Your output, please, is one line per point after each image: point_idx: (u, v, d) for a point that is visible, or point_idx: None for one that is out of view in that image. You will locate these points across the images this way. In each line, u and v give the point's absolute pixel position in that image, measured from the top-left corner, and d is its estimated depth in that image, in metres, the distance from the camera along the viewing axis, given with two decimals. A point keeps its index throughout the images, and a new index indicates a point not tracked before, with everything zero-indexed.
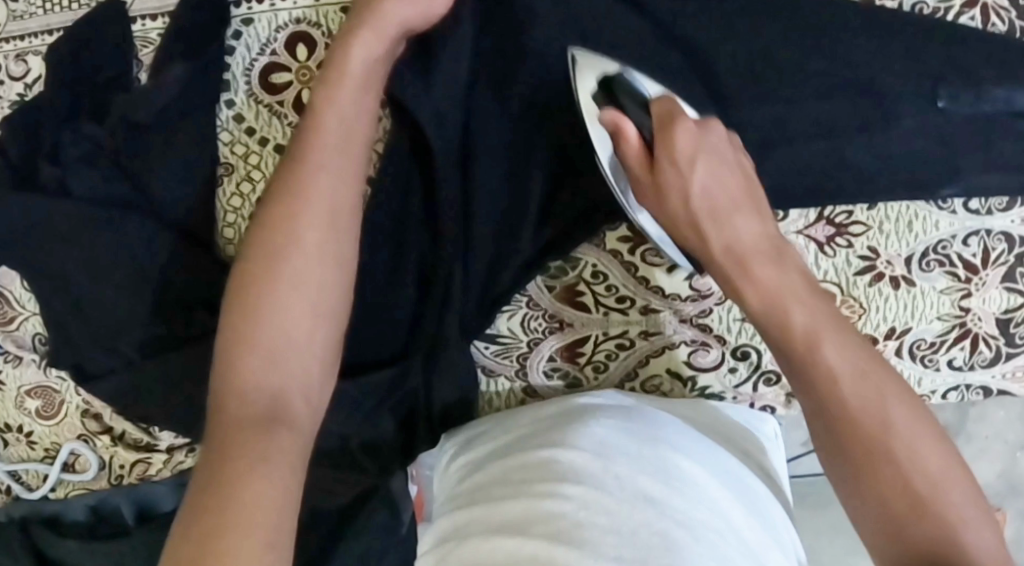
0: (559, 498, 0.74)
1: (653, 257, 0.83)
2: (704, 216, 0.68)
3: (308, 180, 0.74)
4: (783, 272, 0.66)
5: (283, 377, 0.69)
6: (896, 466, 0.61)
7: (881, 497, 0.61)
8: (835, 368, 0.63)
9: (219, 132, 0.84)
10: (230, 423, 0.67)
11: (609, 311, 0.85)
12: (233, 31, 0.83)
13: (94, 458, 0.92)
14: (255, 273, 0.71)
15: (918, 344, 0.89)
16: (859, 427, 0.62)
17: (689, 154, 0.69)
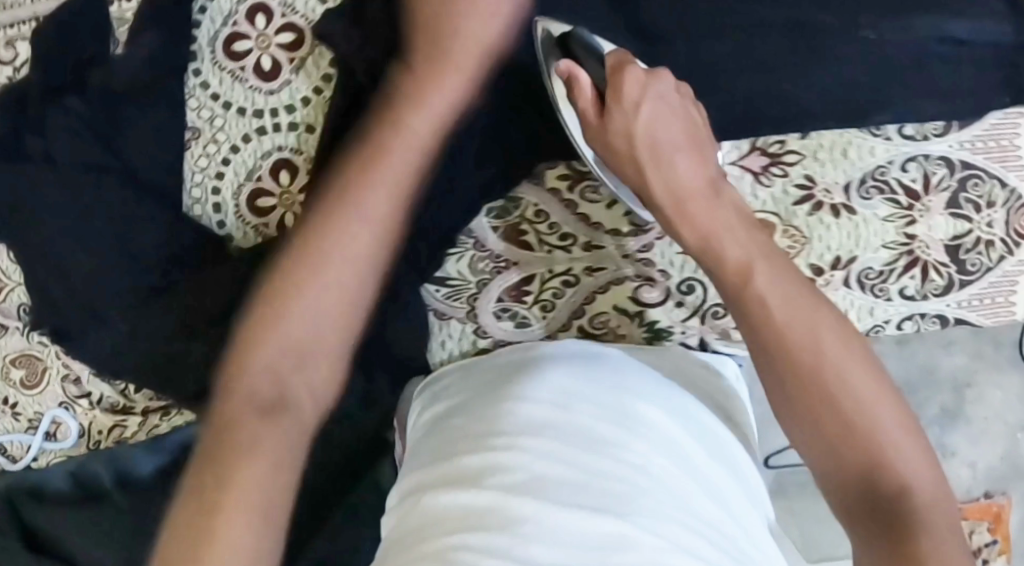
0: (514, 448, 0.75)
1: (591, 194, 0.87)
2: (643, 150, 0.75)
3: (391, 166, 0.74)
4: (720, 212, 0.74)
5: (294, 379, 0.69)
6: (828, 396, 0.68)
7: (828, 439, 0.68)
8: (767, 298, 0.71)
9: (189, 99, 0.90)
10: (238, 411, 0.67)
11: (553, 249, 0.88)
12: (199, 6, 0.90)
13: (74, 425, 0.95)
14: (329, 253, 0.71)
15: (866, 273, 0.91)
16: (784, 340, 0.70)
17: (637, 98, 0.75)
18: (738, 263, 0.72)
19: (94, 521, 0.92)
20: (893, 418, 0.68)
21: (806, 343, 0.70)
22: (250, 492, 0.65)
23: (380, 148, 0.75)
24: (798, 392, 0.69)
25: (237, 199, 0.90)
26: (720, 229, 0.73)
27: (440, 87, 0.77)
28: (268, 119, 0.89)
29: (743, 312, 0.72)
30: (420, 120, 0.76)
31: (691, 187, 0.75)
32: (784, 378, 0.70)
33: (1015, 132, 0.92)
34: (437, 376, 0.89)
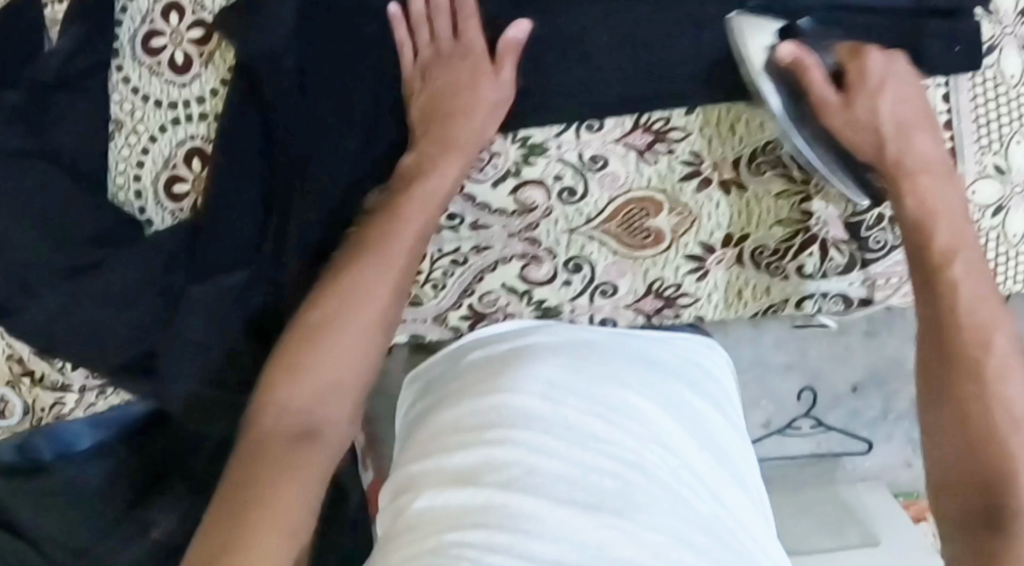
0: (509, 443, 0.78)
1: (476, 173, 0.90)
2: (891, 132, 0.83)
3: (394, 244, 0.82)
4: (947, 195, 0.82)
5: (322, 407, 0.75)
6: (991, 416, 0.73)
7: (969, 447, 0.73)
8: (959, 283, 0.78)
9: (112, 93, 0.96)
10: (265, 440, 0.72)
11: (441, 229, 0.91)
12: (120, 6, 0.96)
13: (19, 402, 1.01)
14: (310, 323, 0.78)
15: (760, 252, 0.91)
16: (958, 348, 0.76)
17: (880, 81, 0.83)
18: (946, 249, 0.80)
19: (37, 491, 0.97)
20: (1016, 438, 0.72)
21: (978, 351, 0.76)
22: (284, 516, 0.68)
23: (405, 225, 0.82)
24: (943, 381, 0.76)
25: (156, 186, 0.96)
26: (923, 192, 0.82)
27: (438, 165, 0.85)
28: (182, 110, 0.95)
29: (927, 282, 0.79)
30: (427, 186, 0.84)
31: (926, 160, 0.83)
32: (944, 366, 0.76)
33: None
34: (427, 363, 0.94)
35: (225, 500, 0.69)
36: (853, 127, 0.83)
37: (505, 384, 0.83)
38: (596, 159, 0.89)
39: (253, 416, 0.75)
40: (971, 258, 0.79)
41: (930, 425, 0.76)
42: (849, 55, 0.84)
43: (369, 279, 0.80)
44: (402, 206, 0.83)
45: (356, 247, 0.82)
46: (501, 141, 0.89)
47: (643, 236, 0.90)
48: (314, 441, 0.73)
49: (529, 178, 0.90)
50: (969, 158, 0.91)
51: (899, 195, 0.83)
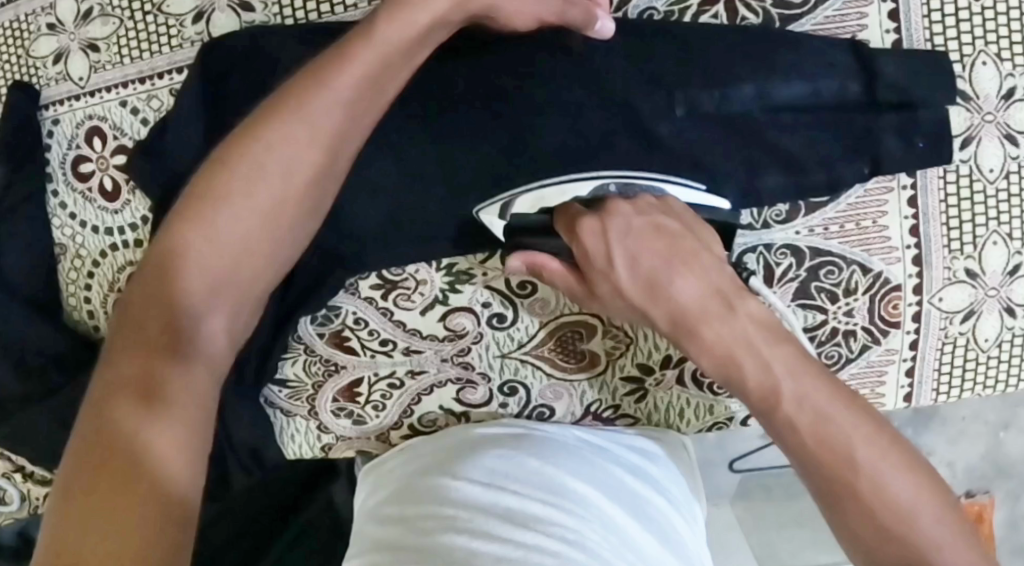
0: (448, 528, 0.78)
1: (404, 300, 0.88)
2: (644, 294, 0.75)
3: (318, 108, 0.77)
4: (739, 329, 0.73)
5: (202, 252, 0.74)
6: (879, 513, 0.66)
7: (877, 545, 0.66)
8: (797, 415, 0.69)
9: (52, 218, 0.96)
10: (151, 318, 0.72)
11: (376, 354, 0.90)
12: (48, 131, 0.95)
13: (15, 493, 1.04)
14: (210, 178, 0.76)
15: (702, 372, 0.86)
16: (820, 457, 0.68)
17: (603, 254, 0.75)
18: (763, 387, 0.71)
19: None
20: (921, 517, 0.65)
21: (846, 453, 0.67)
22: (161, 446, 0.66)
23: (310, 111, 0.77)
24: (835, 498, 0.67)
25: (106, 309, 0.97)
26: (733, 340, 0.72)
27: (317, 93, 0.77)
28: (117, 237, 0.95)
29: (772, 422, 0.70)
30: (317, 109, 0.77)
31: (709, 307, 0.74)
32: (824, 482, 0.68)
33: (881, 210, 0.82)
34: (379, 459, 0.93)
35: (91, 419, 0.67)
36: (630, 303, 0.76)
37: (454, 473, 0.84)
38: (523, 285, 0.86)
39: (154, 272, 0.74)
40: (798, 378, 0.70)
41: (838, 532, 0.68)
42: (565, 230, 0.77)
43: (246, 170, 0.76)
44: (327, 81, 0.77)
45: (234, 145, 0.77)
46: (426, 269, 0.87)
47: (578, 359, 0.87)
48: (191, 347, 0.72)
49: (457, 305, 0.87)
50: (938, 264, 0.83)
51: (709, 349, 0.73)
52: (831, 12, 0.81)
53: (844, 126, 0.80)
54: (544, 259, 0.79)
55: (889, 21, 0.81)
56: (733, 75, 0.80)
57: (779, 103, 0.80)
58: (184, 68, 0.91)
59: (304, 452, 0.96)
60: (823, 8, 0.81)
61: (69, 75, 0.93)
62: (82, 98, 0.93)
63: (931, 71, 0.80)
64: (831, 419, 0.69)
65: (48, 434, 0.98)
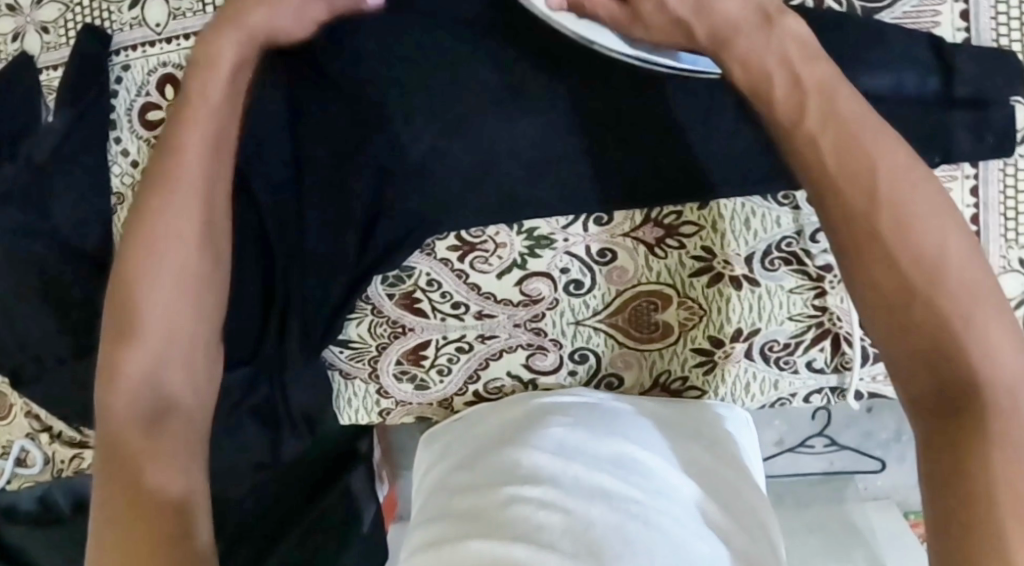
0: (517, 498, 0.79)
1: (482, 263, 0.88)
2: (689, 7, 0.72)
3: (199, 91, 0.80)
4: (768, 44, 0.71)
5: (161, 257, 0.75)
6: (945, 329, 0.62)
7: (927, 369, 0.63)
8: (880, 181, 0.66)
9: (111, 165, 0.94)
10: (118, 332, 0.73)
11: (446, 317, 0.90)
12: (115, 77, 0.93)
13: (40, 454, 1.00)
14: (157, 185, 0.78)
15: (771, 345, 0.89)
16: (898, 257, 0.64)
17: None
18: (799, 103, 0.69)
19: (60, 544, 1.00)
20: (992, 352, 0.62)
21: (929, 270, 0.64)
22: (173, 460, 0.69)
23: (203, 98, 0.80)
24: (898, 307, 0.64)
25: None
26: (767, 51, 0.70)
27: (203, 89, 0.80)
28: None
29: (827, 196, 0.67)
30: (207, 93, 0.80)
31: (798, 50, 0.70)
32: (896, 289, 0.64)
33: (946, 198, 0.87)
34: (442, 425, 0.94)
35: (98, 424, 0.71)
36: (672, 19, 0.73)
37: (522, 442, 0.85)
38: (604, 252, 0.87)
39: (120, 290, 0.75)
40: (892, 154, 0.66)
41: (882, 336, 0.65)
42: None
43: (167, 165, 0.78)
44: (219, 69, 0.80)
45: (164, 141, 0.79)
46: (506, 233, 0.87)
47: (651, 329, 0.89)
48: (161, 353, 0.72)
49: (535, 270, 0.88)
50: (994, 252, 0.88)
51: (848, 177, 0.66)
52: (909, 8, 0.85)
53: (916, 117, 0.85)
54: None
55: (960, 21, 0.85)
56: None
57: (861, 91, 0.84)
58: None
59: (359, 417, 0.96)
60: (901, 3, 0.85)
61: (146, 20, 0.92)
62: (157, 44, 0.92)
63: (1002, 70, 0.84)
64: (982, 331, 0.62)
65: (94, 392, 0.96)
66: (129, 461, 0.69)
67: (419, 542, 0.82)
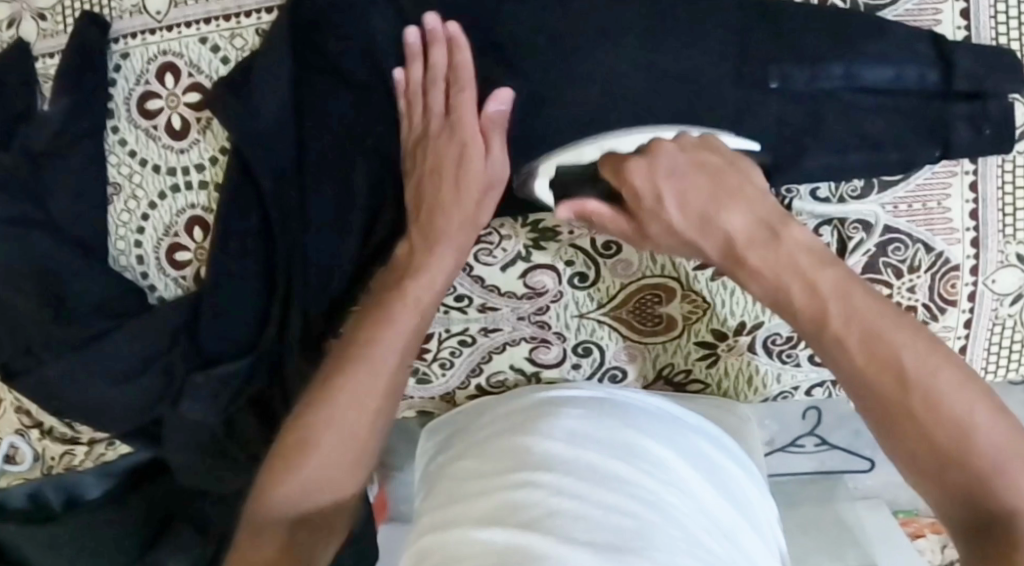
0: (529, 484, 0.80)
1: (486, 255, 0.88)
2: (697, 222, 0.75)
3: (411, 297, 0.82)
4: (780, 258, 0.72)
5: (366, 381, 0.81)
6: (944, 441, 0.65)
7: (944, 474, 0.65)
8: (878, 341, 0.68)
9: (110, 156, 0.94)
10: (296, 447, 0.81)
11: (449, 310, 0.90)
12: (114, 65, 0.93)
13: (29, 450, 1.01)
14: (372, 335, 0.82)
15: (773, 339, 0.89)
16: (904, 384, 0.67)
17: (652, 192, 0.76)
18: (814, 311, 0.70)
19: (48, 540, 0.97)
20: (1000, 450, 0.64)
21: (921, 380, 0.66)
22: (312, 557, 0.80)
23: (409, 290, 0.83)
24: (910, 430, 0.66)
25: (157, 253, 0.95)
26: (778, 267, 0.72)
27: (429, 278, 0.83)
28: (181, 176, 0.93)
29: (829, 349, 0.70)
30: (432, 284, 0.83)
31: (804, 254, 0.71)
32: (899, 427, 0.67)
33: (945, 193, 0.88)
34: (445, 417, 0.94)
35: (261, 519, 0.80)
36: (681, 239, 0.76)
37: (534, 429, 0.85)
38: (608, 245, 0.87)
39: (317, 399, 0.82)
40: (872, 303, 0.69)
41: (896, 455, 0.67)
42: (614, 177, 0.78)
43: (381, 352, 0.82)
44: (451, 214, 0.83)
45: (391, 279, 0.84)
46: (510, 225, 0.87)
47: (655, 322, 0.89)
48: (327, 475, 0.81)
49: (540, 262, 0.88)
50: (992, 247, 0.89)
51: (842, 336, 0.69)
52: (909, 6, 0.87)
53: (916, 111, 0.85)
54: (590, 205, 0.79)
55: (961, 18, 0.86)
56: (823, 56, 0.84)
57: (863, 87, 0.85)
58: (274, 8, 0.89)
59: None
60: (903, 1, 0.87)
61: (146, 8, 0.91)
62: (157, 32, 0.91)
63: (1001, 66, 0.84)
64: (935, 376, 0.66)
65: (85, 387, 0.94)
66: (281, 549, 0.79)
67: (427, 529, 0.82)
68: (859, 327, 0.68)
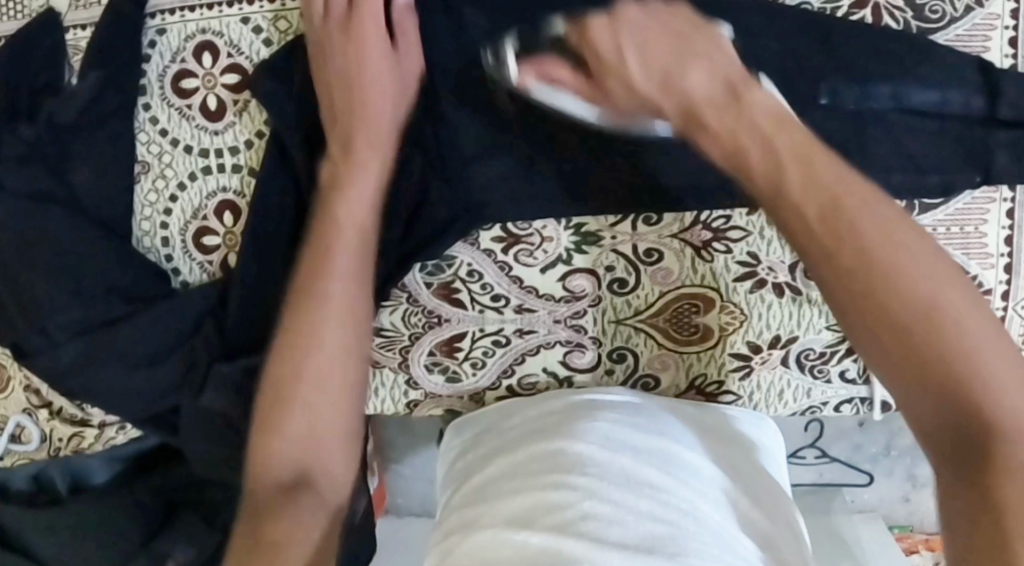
0: (563, 487, 0.79)
1: (525, 256, 0.87)
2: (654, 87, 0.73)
3: (336, 238, 0.82)
4: (741, 118, 0.71)
5: (321, 333, 0.81)
6: (930, 347, 0.63)
7: (920, 387, 0.63)
8: (853, 224, 0.66)
9: (138, 133, 0.91)
10: (266, 415, 0.80)
11: (484, 309, 0.89)
12: (149, 41, 0.90)
13: (36, 431, 0.98)
14: (308, 289, 0.82)
15: (806, 354, 0.90)
16: (866, 264, 0.65)
17: (613, 48, 0.74)
18: (763, 163, 0.70)
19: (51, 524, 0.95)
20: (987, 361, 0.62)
21: (906, 273, 0.65)
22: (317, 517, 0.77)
23: (337, 228, 0.82)
24: (883, 329, 0.65)
25: (184, 236, 0.92)
26: (740, 128, 0.71)
27: (344, 224, 0.82)
28: (213, 159, 0.90)
29: (780, 213, 0.69)
30: (345, 239, 0.82)
31: (766, 115, 0.71)
32: (881, 328, 0.65)
33: (983, 218, 0.88)
34: (476, 414, 0.93)
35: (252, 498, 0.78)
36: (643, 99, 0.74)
37: (568, 430, 0.84)
38: (650, 252, 0.87)
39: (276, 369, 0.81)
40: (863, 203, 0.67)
41: (872, 354, 0.66)
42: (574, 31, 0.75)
43: (321, 301, 0.81)
44: (354, 152, 0.83)
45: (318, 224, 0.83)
46: (553, 227, 0.86)
47: (691, 331, 0.89)
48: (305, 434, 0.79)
49: (580, 266, 0.87)
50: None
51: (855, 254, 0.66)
52: (960, 32, 0.86)
53: (962, 135, 0.86)
54: (550, 68, 0.77)
55: (1009, 46, 0.86)
56: (875, 74, 0.85)
57: (913, 108, 0.85)
58: None
59: (386, 408, 0.94)
60: (956, 26, 0.86)
61: None
62: (196, 10, 0.88)
63: None
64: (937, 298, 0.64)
65: (99, 370, 0.91)
66: (267, 521, 0.76)
67: (455, 525, 0.82)
68: (849, 228, 0.66)
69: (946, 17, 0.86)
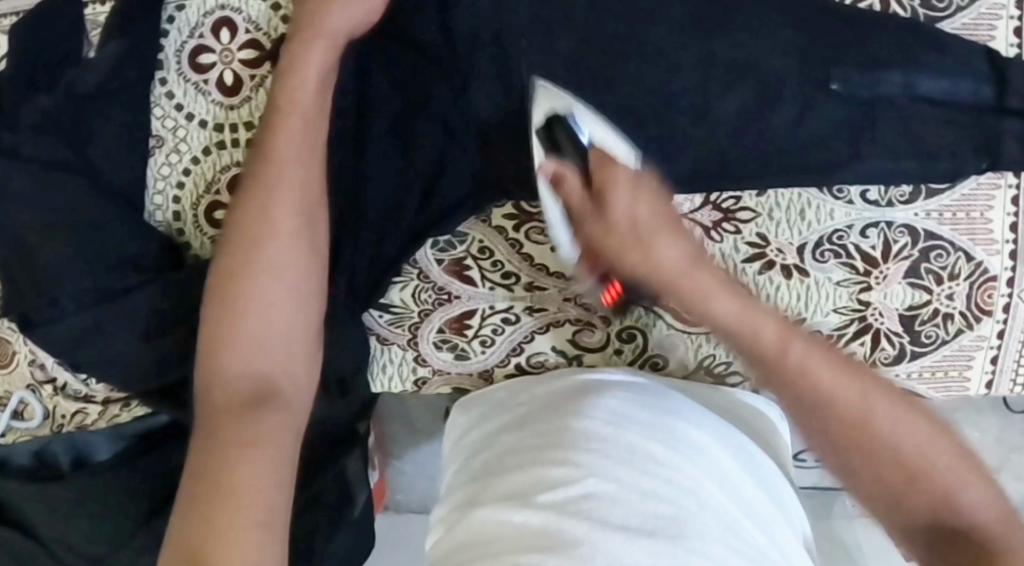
0: (568, 465, 0.78)
1: (537, 234, 0.88)
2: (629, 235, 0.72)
3: (278, 166, 0.82)
4: (698, 273, 0.72)
5: (273, 262, 0.80)
6: (902, 494, 0.68)
7: (889, 484, 0.69)
8: (804, 368, 0.70)
9: (153, 107, 0.91)
10: (220, 346, 0.79)
11: (495, 286, 0.90)
12: (167, 16, 0.91)
13: (39, 407, 0.98)
14: (257, 217, 0.81)
15: (815, 336, 0.92)
16: (836, 413, 0.69)
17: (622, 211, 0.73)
18: (696, 294, 0.72)
19: (51, 498, 0.94)
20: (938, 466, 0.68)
21: (865, 416, 0.69)
22: (271, 439, 0.75)
23: (277, 156, 0.82)
24: (860, 461, 0.69)
25: (197, 211, 0.93)
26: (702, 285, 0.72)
27: (287, 151, 0.82)
28: (227, 134, 0.91)
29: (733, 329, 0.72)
30: (287, 166, 0.82)
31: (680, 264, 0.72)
32: (860, 479, 0.70)
33: (988, 205, 0.89)
34: (485, 391, 0.92)
35: (208, 428, 0.76)
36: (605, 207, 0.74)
37: (575, 409, 0.83)
38: None
39: (220, 297, 0.80)
40: (814, 353, 0.70)
41: (851, 468, 0.70)
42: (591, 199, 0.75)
43: (272, 226, 0.81)
44: (297, 87, 0.83)
45: (257, 150, 0.83)
46: None
47: None
48: (261, 365, 0.79)
49: None
50: None
51: (776, 369, 0.71)
52: (967, 20, 0.88)
53: (971, 125, 0.86)
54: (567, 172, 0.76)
55: (1015, 36, 0.88)
56: (886, 61, 0.85)
57: (920, 96, 0.86)
58: None
59: (393, 385, 0.94)
60: (963, 14, 0.88)
61: None
62: None
63: None
64: (897, 454, 0.69)
65: (105, 343, 0.90)
66: (221, 448, 0.74)
67: (454, 506, 0.81)
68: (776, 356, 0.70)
69: (953, 7, 0.88)
